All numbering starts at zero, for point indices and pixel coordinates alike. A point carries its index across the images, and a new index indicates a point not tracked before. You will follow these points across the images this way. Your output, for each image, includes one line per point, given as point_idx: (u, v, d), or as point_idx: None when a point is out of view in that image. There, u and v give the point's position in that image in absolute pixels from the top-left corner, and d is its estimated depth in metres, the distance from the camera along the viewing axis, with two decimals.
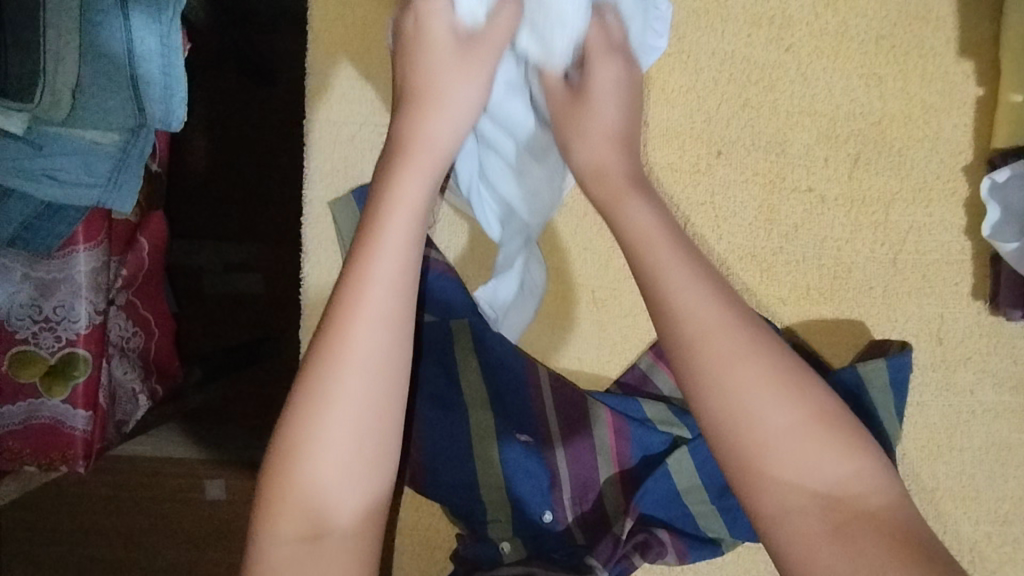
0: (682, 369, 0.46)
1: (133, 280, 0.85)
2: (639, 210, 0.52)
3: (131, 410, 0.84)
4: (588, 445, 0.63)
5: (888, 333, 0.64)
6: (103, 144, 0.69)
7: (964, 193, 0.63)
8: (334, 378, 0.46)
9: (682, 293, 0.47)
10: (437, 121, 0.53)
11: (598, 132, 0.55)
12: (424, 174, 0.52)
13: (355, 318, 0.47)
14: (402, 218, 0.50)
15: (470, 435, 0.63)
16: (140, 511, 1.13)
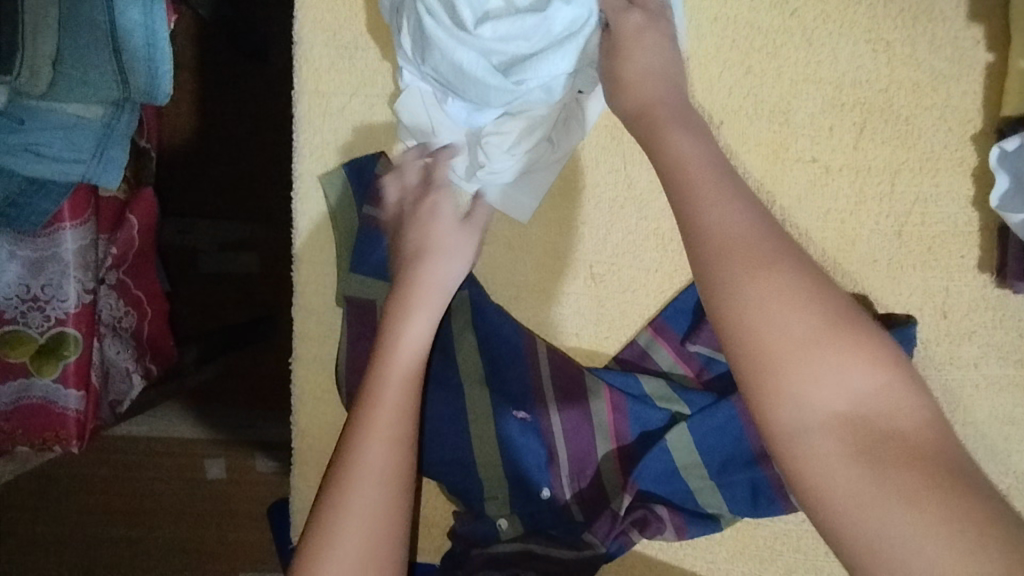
0: (704, 282, 0.44)
1: (123, 259, 0.83)
2: (682, 140, 0.50)
3: (124, 389, 0.84)
4: (585, 420, 0.62)
5: (892, 306, 0.63)
6: (86, 118, 0.67)
7: (972, 162, 0.61)
8: (354, 495, 0.49)
9: (712, 209, 0.45)
10: (440, 271, 0.59)
11: (650, 72, 0.54)
12: (429, 315, 0.58)
13: (375, 434, 0.51)
14: (413, 339, 0.56)
15: (466, 413, 0.62)
16: (139, 489, 1.13)
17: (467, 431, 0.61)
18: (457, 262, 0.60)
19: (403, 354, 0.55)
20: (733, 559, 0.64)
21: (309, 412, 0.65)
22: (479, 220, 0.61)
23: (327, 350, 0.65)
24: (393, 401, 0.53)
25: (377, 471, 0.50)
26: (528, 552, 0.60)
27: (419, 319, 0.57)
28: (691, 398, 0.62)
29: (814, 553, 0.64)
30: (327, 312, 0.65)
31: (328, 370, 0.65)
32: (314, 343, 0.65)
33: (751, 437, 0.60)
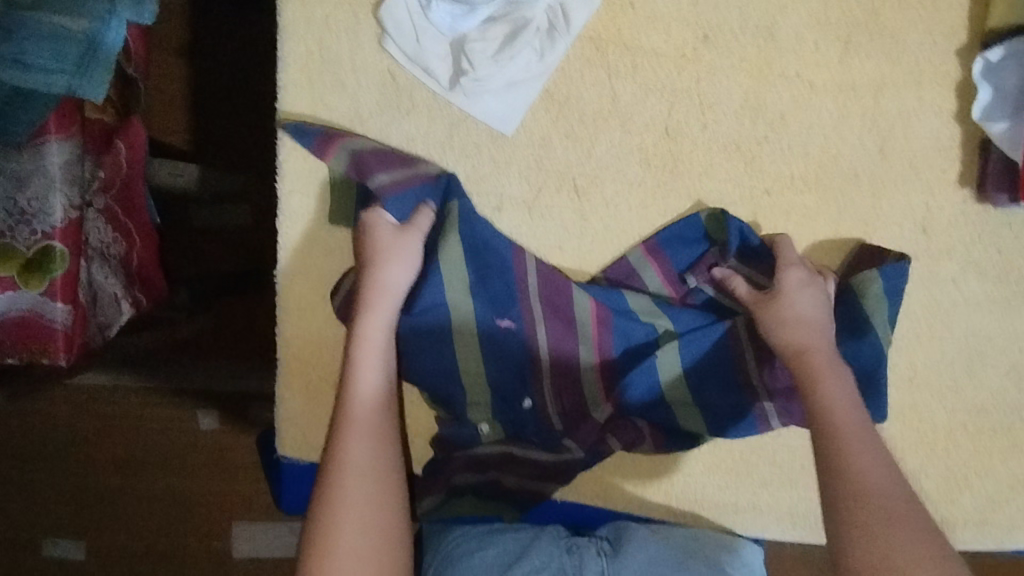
0: (823, 456, 0.51)
1: (110, 185, 0.83)
2: (805, 332, 0.57)
3: (113, 314, 0.85)
4: (570, 333, 0.62)
5: (873, 222, 0.63)
6: (73, 30, 0.67)
7: (955, 77, 0.61)
8: (338, 523, 0.52)
9: (856, 448, 0.51)
10: (386, 277, 0.59)
11: (809, 319, 0.57)
12: (382, 325, 0.59)
13: (351, 461, 0.54)
14: (371, 361, 0.58)
15: (450, 327, 0.62)
16: (130, 436, 1.12)
17: (452, 342, 0.62)
18: (397, 267, 0.59)
19: (364, 369, 0.57)
20: (709, 471, 0.66)
21: (294, 322, 0.66)
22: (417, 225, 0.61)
23: (312, 262, 0.65)
24: (369, 417, 0.56)
25: (362, 485, 0.54)
26: (508, 454, 0.64)
27: (372, 329, 0.58)
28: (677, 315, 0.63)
29: (787, 464, 0.66)
30: (311, 224, 0.65)
31: (311, 282, 0.66)
32: (297, 255, 0.65)
33: (736, 361, 0.62)
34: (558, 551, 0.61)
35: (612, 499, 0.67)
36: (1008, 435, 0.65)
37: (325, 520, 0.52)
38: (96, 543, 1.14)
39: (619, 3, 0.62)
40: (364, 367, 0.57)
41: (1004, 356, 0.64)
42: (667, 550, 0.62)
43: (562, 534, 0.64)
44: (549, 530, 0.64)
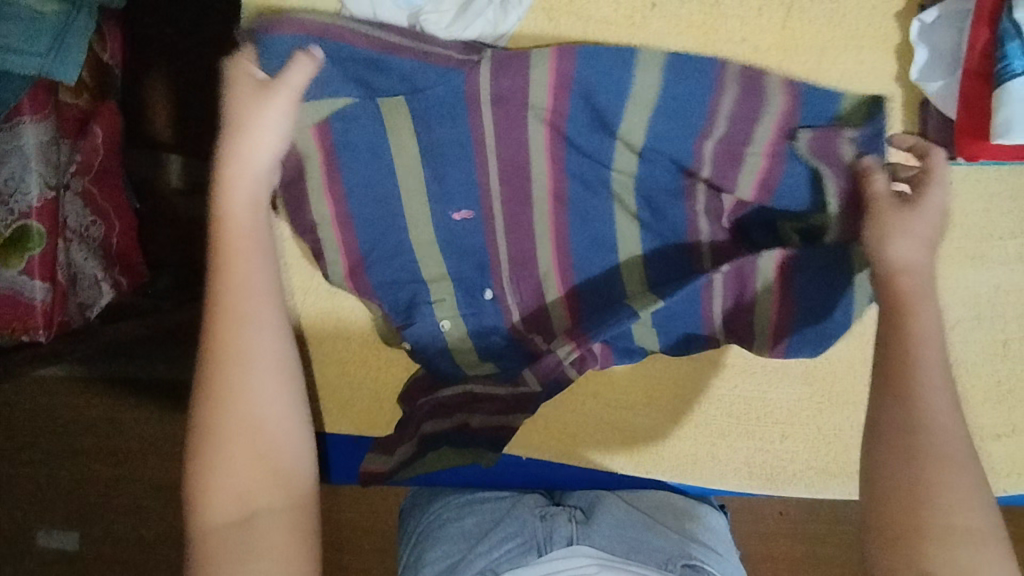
0: (889, 380, 0.50)
1: (88, 168, 0.85)
2: (909, 246, 0.53)
3: (94, 296, 0.87)
4: (524, 205, 0.65)
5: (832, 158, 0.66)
6: (45, 14, 0.70)
7: (895, 39, 0.63)
8: (225, 393, 0.53)
9: (928, 382, 0.49)
10: (252, 144, 0.55)
11: (921, 234, 0.54)
12: (246, 186, 0.55)
13: (229, 333, 0.54)
14: (234, 234, 0.55)
15: (404, 219, 0.65)
16: (126, 427, 1.14)
17: (410, 241, 0.66)
18: (261, 135, 0.55)
19: (229, 234, 0.55)
20: (667, 428, 0.71)
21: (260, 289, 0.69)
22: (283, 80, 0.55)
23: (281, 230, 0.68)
24: (238, 308, 0.54)
25: (240, 365, 0.53)
26: (471, 393, 0.66)
27: (235, 211, 0.55)
28: (649, 179, 0.64)
29: (742, 416, 0.70)
30: None
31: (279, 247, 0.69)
32: None
33: (690, 225, 0.65)
34: (531, 516, 0.68)
35: (578, 455, 0.73)
36: (955, 386, 0.68)
37: (206, 413, 0.53)
38: (88, 533, 1.15)
39: None
40: (234, 257, 0.55)
41: (949, 310, 0.67)
42: (633, 515, 0.69)
43: (541, 505, 0.71)
44: (530, 500, 0.72)
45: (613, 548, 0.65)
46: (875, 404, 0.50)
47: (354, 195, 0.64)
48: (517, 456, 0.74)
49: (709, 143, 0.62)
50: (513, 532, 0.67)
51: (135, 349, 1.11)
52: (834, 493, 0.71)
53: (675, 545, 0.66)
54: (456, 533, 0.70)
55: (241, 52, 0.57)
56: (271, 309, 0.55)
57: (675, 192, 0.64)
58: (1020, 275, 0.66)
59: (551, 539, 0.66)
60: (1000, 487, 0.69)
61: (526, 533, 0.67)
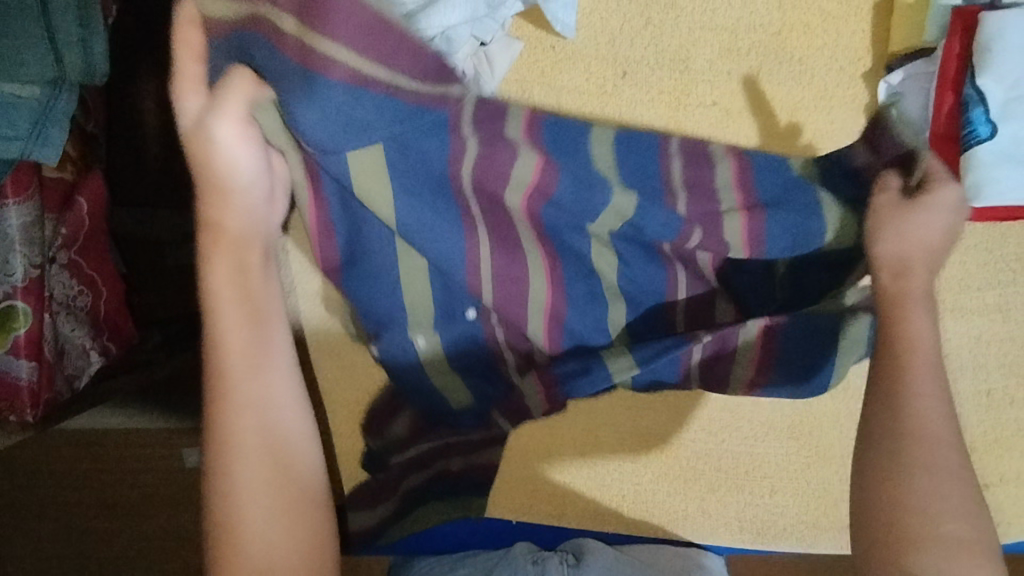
0: (879, 386, 0.50)
1: (75, 239, 0.85)
2: (909, 247, 0.53)
3: (82, 365, 0.87)
4: (518, 268, 0.61)
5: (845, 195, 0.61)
6: (24, 97, 0.71)
7: (864, 99, 0.64)
8: (235, 456, 0.53)
9: (927, 387, 0.49)
10: (228, 198, 0.55)
11: (925, 236, 0.53)
12: (238, 245, 0.56)
13: (235, 387, 0.54)
14: (230, 294, 0.56)
15: (396, 272, 0.61)
16: (118, 480, 1.12)
17: (405, 312, 0.63)
18: (239, 184, 0.55)
19: (223, 295, 0.55)
20: (654, 479, 0.71)
21: None
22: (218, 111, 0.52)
23: None
24: (239, 371, 0.55)
25: (251, 428, 0.54)
26: (444, 444, 0.69)
27: (224, 283, 0.56)
28: (625, 233, 0.61)
29: (730, 470, 0.70)
30: None
31: None
32: None
33: (668, 286, 0.63)
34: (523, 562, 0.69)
35: (569, 517, 0.72)
36: None
37: (219, 481, 0.53)
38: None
39: (540, 47, 0.65)
40: (228, 327, 0.55)
41: None
42: (627, 562, 0.69)
43: (534, 552, 0.71)
44: (524, 548, 0.72)
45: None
46: (883, 392, 0.50)
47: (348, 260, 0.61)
48: (508, 519, 0.73)
49: (681, 205, 0.61)
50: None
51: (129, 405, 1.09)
52: (826, 546, 0.71)
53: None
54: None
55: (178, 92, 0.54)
56: (270, 363, 0.56)
57: (653, 254, 0.62)
58: (999, 325, 0.66)
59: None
60: None
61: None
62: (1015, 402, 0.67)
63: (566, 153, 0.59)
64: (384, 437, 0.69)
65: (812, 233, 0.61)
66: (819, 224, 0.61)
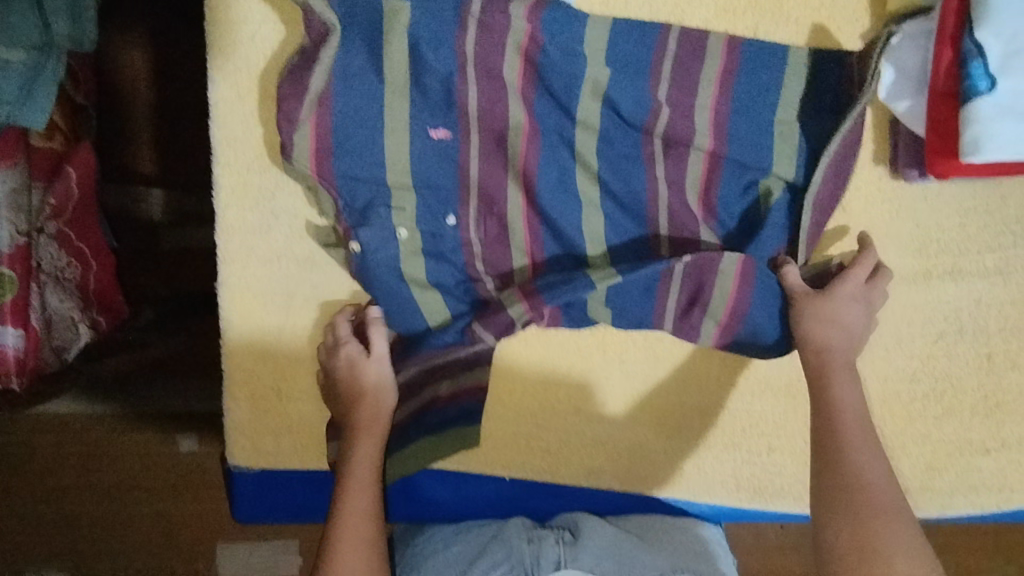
0: (825, 450, 0.59)
1: (63, 210, 0.83)
2: (831, 331, 0.61)
3: (71, 338, 0.85)
4: (501, 163, 0.65)
5: (817, 145, 0.63)
6: (12, 61, 0.70)
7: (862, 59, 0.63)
8: (345, 558, 0.60)
9: (868, 461, 0.59)
10: (378, 402, 0.64)
11: (840, 322, 0.61)
12: (378, 423, 0.64)
13: (359, 511, 0.61)
14: (370, 447, 0.63)
15: (388, 180, 0.64)
16: (105, 464, 1.06)
17: (389, 193, 0.64)
18: (383, 396, 0.65)
19: (366, 418, 0.64)
20: (653, 434, 0.69)
21: (241, 334, 0.67)
22: (375, 389, 0.64)
23: (251, 271, 0.67)
24: (356, 531, 0.61)
25: (360, 547, 0.61)
26: (431, 367, 0.66)
27: (364, 446, 0.63)
28: (610, 132, 0.65)
29: (727, 427, 0.69)
30: (251, 235, 0.66)
31: (253, 295, 0.67)
32: (238, 267, 0.67)
33: (649, 185, 0.65)
34: (518, 541, 0.68)
35: (562, 473, 0.70)
36: (942, 402, 0.67)
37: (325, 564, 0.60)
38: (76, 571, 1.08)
39: None
40: (365, 454, 0.63)
41: (931, 324, 0.66)
42: (616, 533, 0.68)
43: (528, 528, 0.69)
44: (516, 521, 0.71)
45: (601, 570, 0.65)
46: (825, 458, 0.59)
47: (342, 147, 0.62)
48: (501, 477, 0.71)
49: (662, 90, 0.63)
50: (505, 561, 0.66)
51: (129, 384, 1.05)
52: None
53: (658, 561, 0.66)
54: (445, 561, 0.68)
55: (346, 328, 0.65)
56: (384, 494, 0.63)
57: (637, 159, 0.65)
58: (999, 289, 0.66)
59: (539, 564, 0.66)
60: (993, 504, 0.67)
61: (515, 559, 0.66)
62: (1014, 366, 0.66)
63: (559, 33, 0.62)
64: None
65: (774, 128, 0.63)
66: (778, 122, 0.63)
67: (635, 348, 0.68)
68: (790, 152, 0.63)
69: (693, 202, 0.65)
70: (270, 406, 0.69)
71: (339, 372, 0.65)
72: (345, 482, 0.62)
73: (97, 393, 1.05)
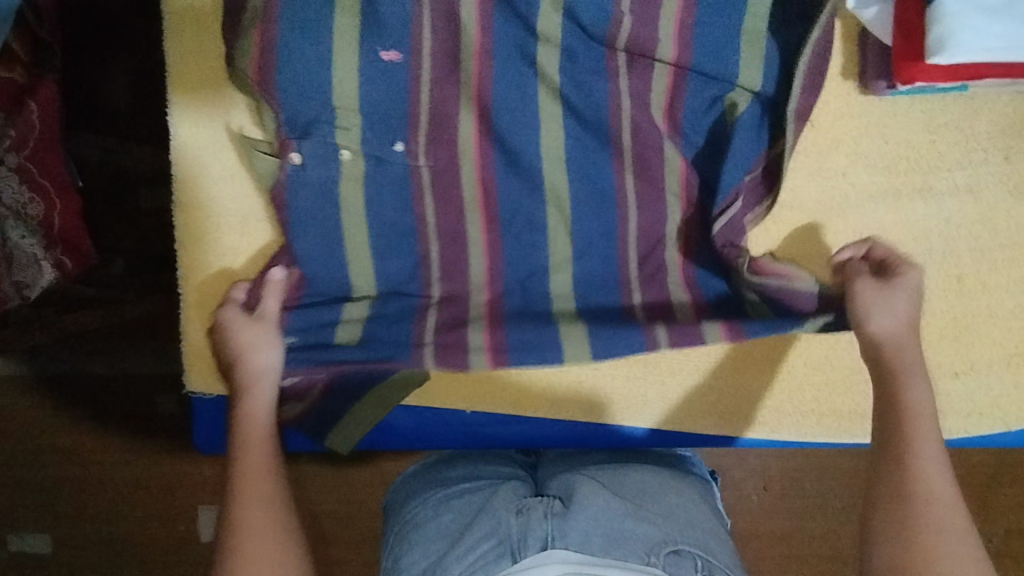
0: (883, 452, 0.54)
1: (24, 144, 0.80)
2: (884, 321, 0.58)
3: (33, 275, 0.82)
4: (457, 83, 0.63)
5: (783, 59, 0.61)
6: None
7: None
8: (245, 511, 0.56)
9: (930, 469, 0.53)
10: (263, 356, 0.63)
11: (895, 316, 0.58)
12: (265, 378, 0.63)
13: (251, 464, 0.59)
14: (260, 401, 0.62)
15: (332, 95, 0.61)
16: (84, 425, 1.02)
17: (333, 111, 0.62)
18: (269, 351, 0.63)
19: (250, 375, 0.62)
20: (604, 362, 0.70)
21: (193, 253, 0.67)
22: (252, 345, 0.63)
23: (205, 188, 0.66)
24: (254, 487, 0.57)
25: (258, 498, 0.57)
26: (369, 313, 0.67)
27: (253, 400, 0.62)
28: (574, 45, 0.63)
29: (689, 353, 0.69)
30: (205, 152, 0.66)
31: (206, 212, 0.66)
32: (191, 184, 0.66)
33: (611, 102, 0.64)
34: (506, 513, 0.60)
35: (521, 403, 0.70)
36: None
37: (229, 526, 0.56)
38: (61, 538, 1.04)
39: None
40: (255, 406, 0.61)
41: (901, 245, 0.64)
42: (614, 503, 0.60)
43: (517, 499, 0.62)
44: (506, 492, 0.64)
45: (592, 547, 0.55)
46: (884, 461, 0.54)
47: (286, 57, 0.60)
48: (461, 410, 0.70)
49: None
50: (487, 532, 0.58)
51: (106, 340, 1.01)
52: (789, 433, 0.70)
53: (658, 530, 0.58)
54: (431, 532, 0.62)
55: (229, 299, 0.65)
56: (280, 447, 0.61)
57: (601, 72, 0.63)
58: (971, 207, 0.64)
59: (525, 542, 0.56)
60: (961, 428, 0.66)
61: (500, 532, 0.58)
62: (986, 287, 0.65)
63: None
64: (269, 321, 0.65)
65: (740, 40, 0.61)
66: (744, 35, 0.61)
67: (584, 276, 0.67)
68: (757, 63, 0.62)
69: (658, 117, 0.64)
70: None
71: (218, 338, 0.64)
72: (236, 442, 0.60)
73: (73, 350, 1.00)
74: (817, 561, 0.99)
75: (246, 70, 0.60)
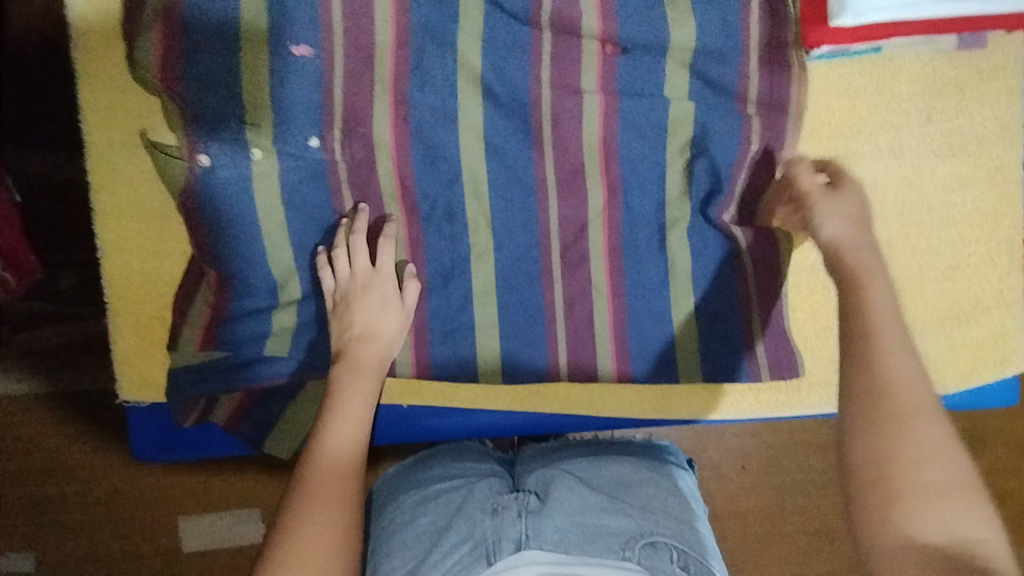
0: (848, 351, 0.46)
1: None
2: (834, 224, 0.54)
3: None
4: (370, 76, 0.62)
5: (704, 31, 0.62)
6: None
7: None
8: (320, 475, 0.53)
9: (898, 366, 0.44)
10: (389, 337, 0.63)
11: (839, 217, 0.55)
12: (378, 365, 0.62)
13: (339, 433, 0.57)
14: (364, 376, 0.61)
15: (243, 93, 0.61)
16: (57, 447, 0.93)
17: (242, 110, 0.61)
18: (390, 338, 0.63)
19: (366, 352, 0.61)
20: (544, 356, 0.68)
21: (114, 262, 0.67)
22: (384, 326, 0.63)
23: (124, 195, 0.66)
24: (336, 453, 0.55)
25: (339, 470, 0.54)
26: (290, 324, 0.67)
27: (357, 376, 0.60)
28: (489, 31, 0.62)
29: None
30: (120, 158, 0.66)
31: (127, 218, 0.66)
32: (109, 190, 0.66)
33: (528, 85, 0.63)
34: (482, 514, 0.60)
35: (459, 397, 0.70)
36: None
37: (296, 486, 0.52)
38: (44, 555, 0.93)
39: None
40: (359, 381, 0.60)
41: None
42: (591, 499, 0.61)
43: (493, 496, 0.62)
44: (483, 491, 0.63)
45: (567, 544, 0.56)
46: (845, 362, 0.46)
47: (190, 55, 0.60)
48: (400, 405, 0.70)
49: None
50: (462, 535, 0.58)
51: (66, 360, 0.92)
52: (728, 411, 0.71)
53: (634, 523, 0.59)
54: (410, 537, 0.62)
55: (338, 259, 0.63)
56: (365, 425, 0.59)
57: (518, 54, 0.62)
58: (897, 171, 0.64)
59: (499, 543, 0.57)
60: None
61: (476, 535, 0.58)
62: (918, 252, 0.64)
63: None
64: (179, 350, 0.66)
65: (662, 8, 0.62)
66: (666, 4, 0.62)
67: (513, 264, 0.66)
68: (684, 29, 0.62)
69: (588, 97, 0.63)
70: (156, 337, 0.68)
71: (353, 299, 0.62)
72: (329, 411, 0.58)
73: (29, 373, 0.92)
74: (795, 540, 0.97)
75: (149, 66, 0.59)
